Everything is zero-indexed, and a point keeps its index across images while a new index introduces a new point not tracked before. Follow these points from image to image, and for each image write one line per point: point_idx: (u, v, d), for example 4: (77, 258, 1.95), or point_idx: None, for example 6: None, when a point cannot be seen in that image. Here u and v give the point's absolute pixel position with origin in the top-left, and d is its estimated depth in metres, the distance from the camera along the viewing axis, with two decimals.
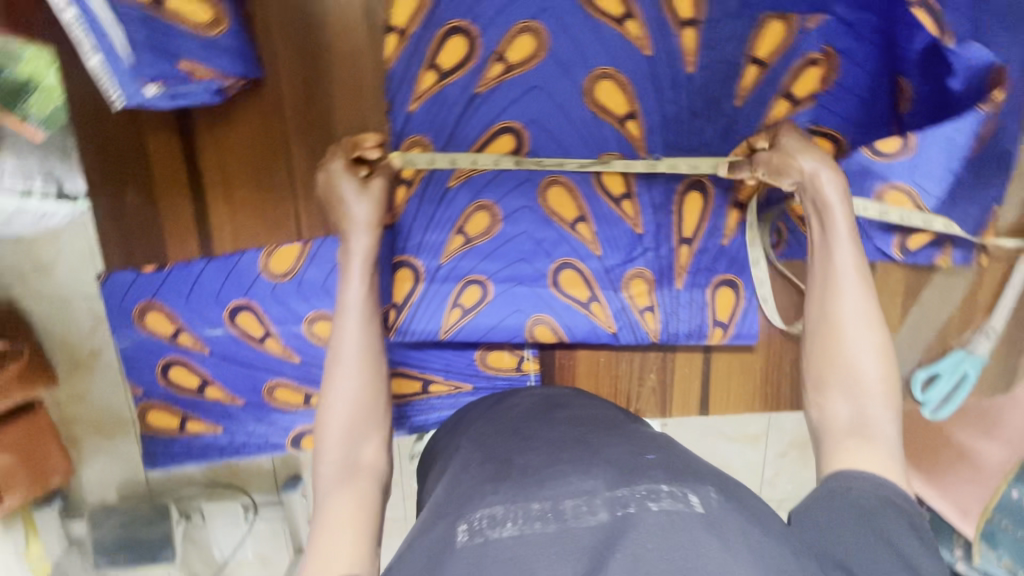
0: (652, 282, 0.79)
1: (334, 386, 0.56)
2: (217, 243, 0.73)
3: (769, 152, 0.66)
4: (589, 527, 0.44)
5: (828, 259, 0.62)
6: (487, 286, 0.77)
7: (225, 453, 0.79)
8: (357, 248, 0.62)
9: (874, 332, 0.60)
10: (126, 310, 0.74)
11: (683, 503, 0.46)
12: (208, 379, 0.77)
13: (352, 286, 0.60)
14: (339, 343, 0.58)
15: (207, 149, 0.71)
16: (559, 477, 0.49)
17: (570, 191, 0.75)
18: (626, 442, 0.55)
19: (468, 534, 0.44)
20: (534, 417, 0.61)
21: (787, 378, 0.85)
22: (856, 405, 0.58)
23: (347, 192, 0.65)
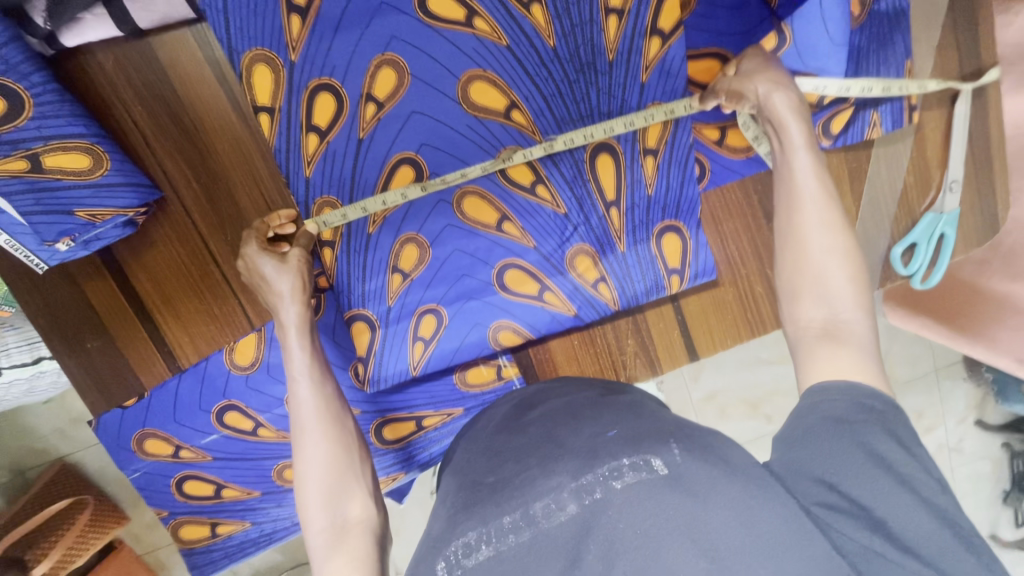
0: (594, 254, 0.78)
1: (303, 455, 0.58)
2: (182, 357, 0.78)
3: (731, 79, 0.69)
4: (560, 524, 0.44)
5: (785, 169, 0.63)
6: (440, 311, 0.79)
7: (261, 543, 0.87)
8: (290, 319, 0.66)
9: (837, 233, 0.58)
10: (125, 447, 0.80)
11: (647, 472, 0.44)
12: (222, 483, 0.83)
13: (297, 357, 0.64)
14: (297, 414, 0.60)
15: (140, 277, 0.74)
16: (526, 484, 0.48)
17: (484, 197, 0.76)
18: (590, 424, 0.53)
19: (447, 571, 0.45)
20: (509, 428, 0.60)
21: (763, 300, 0.83)
22: (831, 310, 0.56)
23: (267, 270, 0.68)
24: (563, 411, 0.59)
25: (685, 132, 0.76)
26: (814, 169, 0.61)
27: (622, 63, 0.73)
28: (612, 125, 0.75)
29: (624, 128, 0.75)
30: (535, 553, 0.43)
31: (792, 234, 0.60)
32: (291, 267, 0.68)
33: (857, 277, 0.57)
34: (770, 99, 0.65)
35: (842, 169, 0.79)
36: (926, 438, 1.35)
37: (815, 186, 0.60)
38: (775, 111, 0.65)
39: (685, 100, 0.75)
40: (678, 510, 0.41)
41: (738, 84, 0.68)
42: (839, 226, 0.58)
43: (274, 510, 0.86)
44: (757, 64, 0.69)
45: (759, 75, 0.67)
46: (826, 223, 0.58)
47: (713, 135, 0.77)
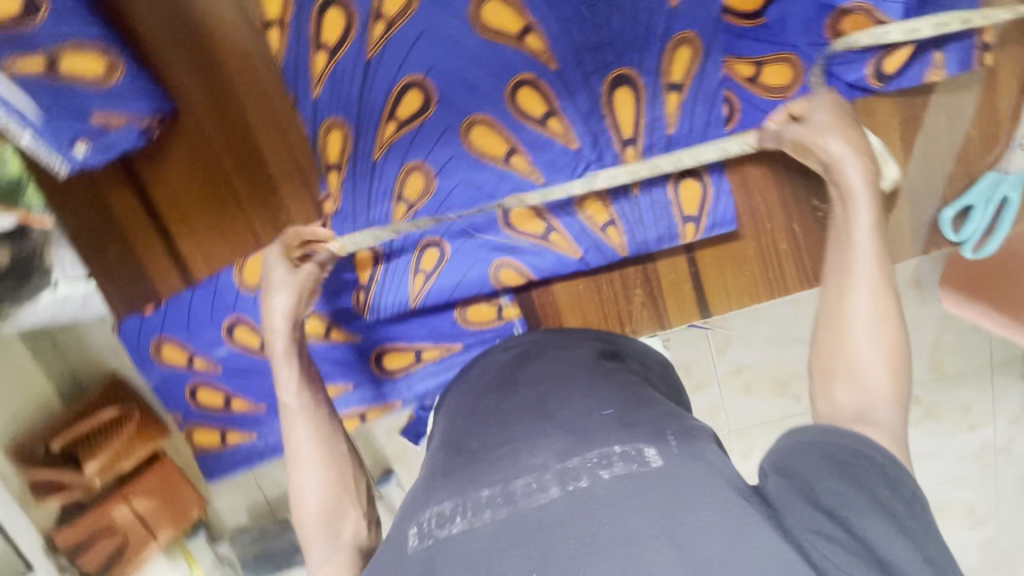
0: (606, 196, 0.75)
1: (298, 473, 0.60)
2: (196, 270, 0.81)
3: (803, 129, 0.65)
4: (539, 506, 0.42)
5: (843, 242, 0.59)
6: (443, 245, 0.78)
7: (265, 455, 0.90)
8: (284, 337, 0.67)
9: (889, 326, 0.55)
10: (145, 353, 0.85)
11: (640, 464, 0.43)
12: (231, 394, 0.87)
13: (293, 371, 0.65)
14: (292, 432, 0.62)
15: (158, 191, 0.77)
16: (510, 454, 0.48)
17: (492, 127, 0.72)
18: (581, 395, 0.53)
19: (418, 537, 0.45)
20: (500, 384, 0.60)
21: (787, 256, 0.77)
22: (865, 400, 0.52)
23: (271, 281, 0.69)
24: (557, 373, 0.58)
25: (715, 66, 0.69)
26: (876, 252, 0.57)
27: None
28: (657, 163, 0.71)
29: (670, 167, 0.71)
30: (507, 532, 0.41)
31: (835, 317, 0.57)
32: (296, 280, 0.69)
33: (898, 373, 0.53)
34: (841, 164, 0.61)
35: (897, 126, 0.71)
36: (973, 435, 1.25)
37: (873, 276, 0.57)
38: (845, 178, 0.61)
39: (738, 138, 0.70)
40: (662, 497, 0.40)
41: (809, 135, 0.64)
42: (892, 318, 0.55)
43: (278, 425, 0.89)
44: (828, 116, 0.65)
45: (833, 130, 0.62)
46: (879, 313, 0.55)
47: (748, 71, 0.69)
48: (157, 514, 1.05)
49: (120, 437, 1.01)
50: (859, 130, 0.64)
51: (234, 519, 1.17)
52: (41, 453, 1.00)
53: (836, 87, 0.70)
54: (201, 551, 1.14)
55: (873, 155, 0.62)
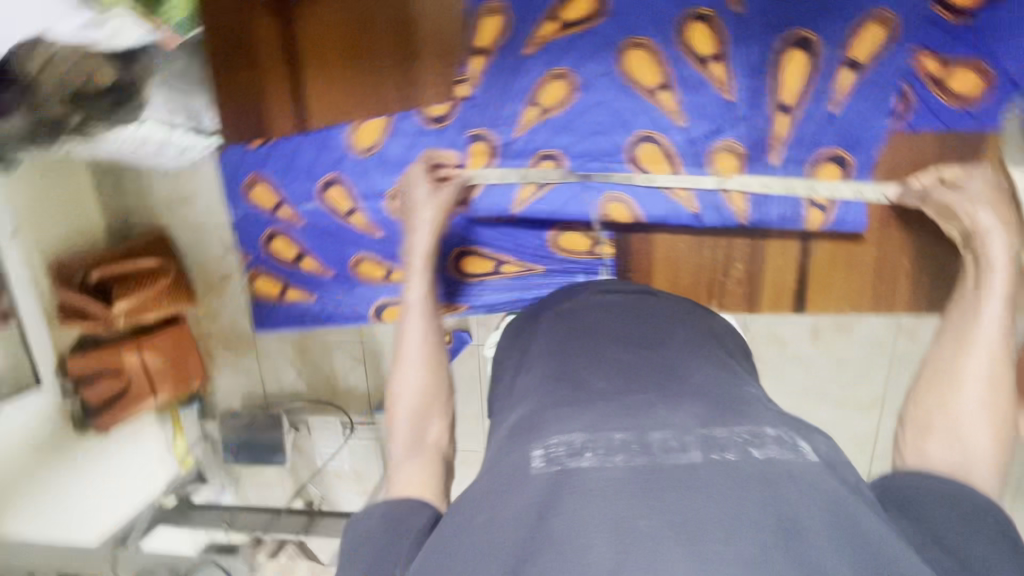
0: (743, 157, 0.72)
1: (402, 366, 0.68)
2: (312, 119, 0.81)
3: (950, 190, 0.65)
4: (679, 464, 0.42)
5: (969, 313, 0.60)
6: (563, 161, 0.76)
7: (317, 320, 0.91)
8: (420, 247, 0.73)
9: (1001, 397, 0.55)
10: (238, 184, 0.86)
11: (797, 454, 0.44)
12: (303, 251, 0.87)
13: (419, 284, 0.72)
14: (405, 329, 0.70)
15: (303, 31, 0.78)
16: (645, 409, 0.49)
17: (654, 54, 0.70)
18: (702, 367, 0.56)
19: (545, 460, 0.45)
20: (629, 336, 0.61)
21: (903, 274, 0.75)
22: (961, 457, 0.52)
23: (418, 198, 0.75)
24: (682, 345, 0.60)
25: (904, 54, 0.65)
26: (1003, 328, 0.57)
27: None
28: (793, 187, 0.71)
29: (827, 192, 0.70)
30: (647, 480, 0.41)
31: (944, 376, 0.58)
32: (438, 199, 0.74)
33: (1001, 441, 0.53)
34: (987, 235, 0.62)
35: None
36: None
37: (994, 349, 0.57)
38: (988, 251, 0.61)
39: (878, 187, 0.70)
40: (818, 492, 0.41)
41: (959, 202, 0.65)
42: (1003, 392, 0.55)
43: (340, 296, 0.89)
44: (985, 186, 0.64)
45: (988, 204, 0.63)
46: (991, 383, 0.55)
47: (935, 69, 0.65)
48: (161, 375, 1.09)
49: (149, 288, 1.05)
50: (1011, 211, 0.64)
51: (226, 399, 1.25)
52: (74, 277, 1.03)
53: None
54: (189, 418, 1.23)
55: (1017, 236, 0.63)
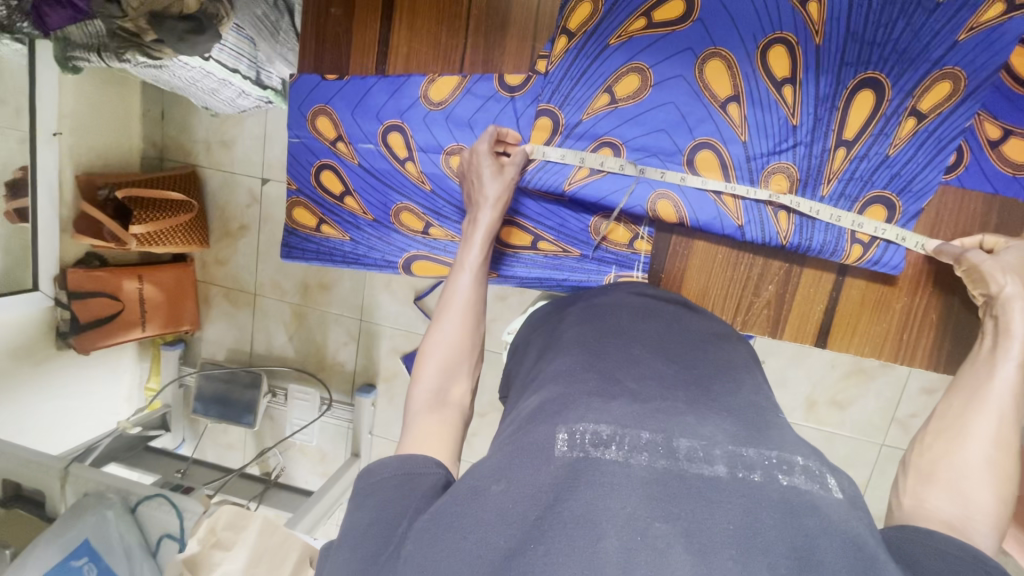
0: (795, 181, 0.74)
1: (439, 326, 0.69)
2: (391, 65, 0.84)
3: (982, 257, 0.64)
4: (701, 476, 0.38)
5: (983, 372, 0.58)
6: (620, 151, 0.78)
7: (347, 260, 0.91)
8: (483, 220, 0.75)
9: (1009, 458, 0.53)
10: (303, 113, 0.88)
11: (822, 487, 0.39)
12: (349, 189, 0.88)
13: (472, 252, 0.73)
14: (451, 294, 0.71)
15: None
16: (672, 414, 0.44)
17: (729, 67, 0.73)
18: (747, 389, 0.52)
19: (568, 445, 0.40)
20: (657, 342, 0.57)
21: (927, 336, 0.75)
22: (963, 510, 0.50)
23: (484, 172, 0.76)
24: (719, 360, 0.56)
25: (966, 113, 0.68)
26: (1017, 390, 0.56)
27: (949, 9, 0.67)
28: (839, 216, 0.73)
29: (873, 231, 0.72)
30: (667, 486, 0.37)
31: (950, 432, 0.56)
32: (505, 177, 0.76)
33: (1005, 502, 0.50)
34: (1008, 303, 0.60)
35: None
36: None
37: (1006, 410, 0.55)
38: (1009, 318, 0.59)
39: (918, 236, 0.72)
40: (845, 530, 0.36)
41: (990, 267, 0.63)
42: (1011, 452, 0.53)
43: (373, 240, 0.90)
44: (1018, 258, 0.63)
45: (1017, 274, 0.61)
46: (999, 443, 0.54)
47: (991, 134, 0.69)
48: (158, 306, 1.41)
49: (170, 219, 1.32)
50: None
51: (214, 348, 1.54)
52: (99, 193, 1.33)
53: None
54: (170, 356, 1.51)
55: None
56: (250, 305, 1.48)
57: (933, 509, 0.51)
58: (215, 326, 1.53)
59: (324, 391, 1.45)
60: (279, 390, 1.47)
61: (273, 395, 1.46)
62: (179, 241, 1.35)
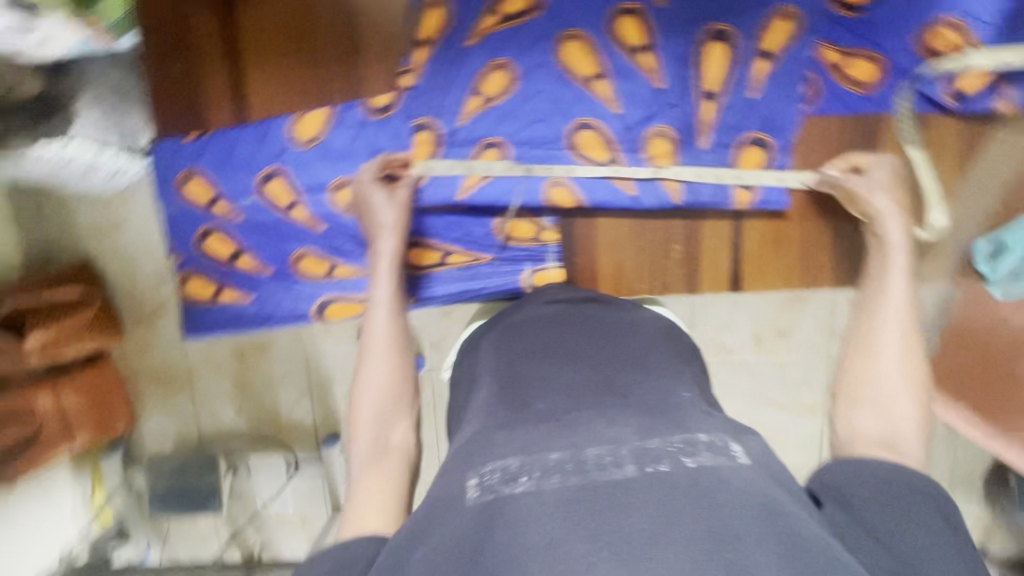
0: (674, 142, 0.76)
1: (364, 373, 0.64)
2: (251, 110, 0.79)
3: (855, 179, 0.66)
4: (612, 480, 0.39)
5: (878, 289, 0.58)
6: (505, 149, 0.78)
7: (257, 321, 0.86)
8: (386, 250, 0.71)
9: (915, 362, 0.53)
10: (169, 180, 0.82)
11: (727, 457, 0.41)
12: (241, 249, 0.84)
13: (381, 286, 0.69)
14: (369, 334, 0.66)
15: (246, 21, 0.78)
16: (580, 423, 0.46)
17: (588, 48, 0.74)
18: (654, 373, 0.54)
19: (479, 490, 0.41)
20: (569, 347, 0.58)
21: (826, 264, 0.80)
22: (892, 427, 0.50)
23: (376, 200, 0.73)
24: (631, 348, 0.57)
25: (807, 46, 0.72)
26: (909, 299, 0.56)
27: None
28: (721, 175, 0.75)
29: (760, 181, 0.75)
30: (581, 501, 0.37)
31: (861, 347, 0.55)
32: (398, 201, 0.73)
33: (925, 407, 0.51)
34: (883, 216, 0.61)
35: (947, 159, 0.75)
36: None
37: (903, 315, 0.55)
38: (885, 230, 0.61)
39: (798, 175, 0.74)
40: (752, 494, 0.38)
41: (863, 186, 0.65)
42: (918, 355, 0.53)
43: (279, 295, 0.85)
44: (888, 175, 0.66)
45: (886, 189, 0.64)
46: (907, 348, 0.54)
47: (834, 58, 0.73)
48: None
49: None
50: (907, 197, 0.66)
51: None
52: None
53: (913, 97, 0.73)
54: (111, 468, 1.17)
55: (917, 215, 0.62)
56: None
57: (864, 431, 0.50)
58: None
59: (286, 455, 1.21)
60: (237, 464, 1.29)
61: (234, 472, 1.21)
62: (97, 340, 1.07)
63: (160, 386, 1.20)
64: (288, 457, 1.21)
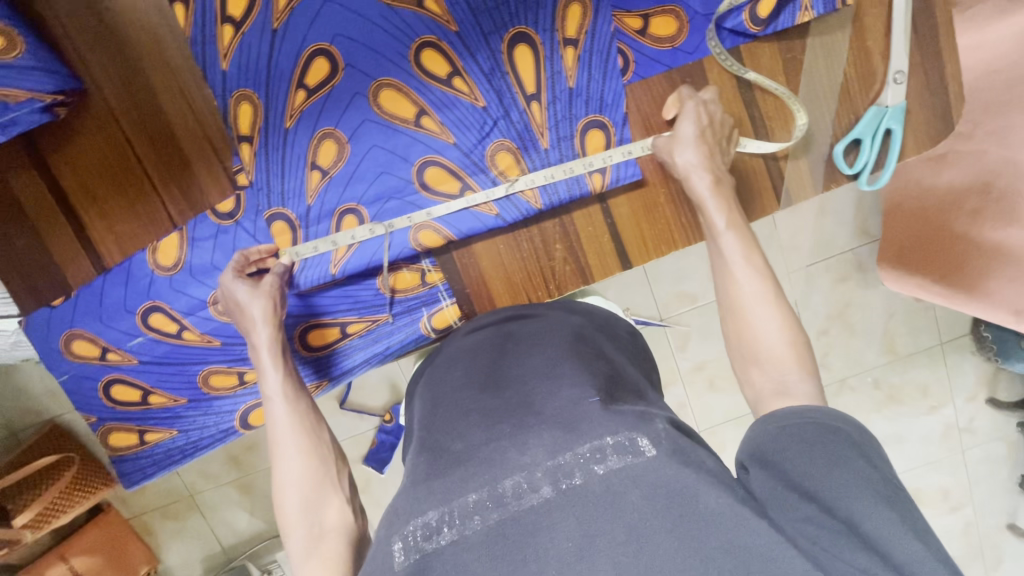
0: (517, 151, 0.76)
1: (280, 468, 0.66)
2: (107, 256, 0.78)
3: (664, 141, 0.73)
4: (531, 506, 0.45)
5: (713, 249, 0.67)
6: (362, 212, 0.77)
7: (188, 452, 0.86)
8: (262, 341, 0.72)
9: (770, 308, 0.61)
10: (54, 347, 0.81)
11: (634, 455, 0.46)
12: (148, 388, 0.83)
13: (271, 379, 0.70)
14: (274, 429, 0.68)
15: (64, 172, 0.76)
16: (498, 454, 0.49)
17: (401, 91, 0.74)
18: (568, 384, 0.54)
19: (404, 552, 0.44)
20: (487, 379, 0.59)
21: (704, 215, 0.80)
22: (782, 377, 0.58)
23: (240, 295, 0.72)
24: (542, 364, 0.59)
25: (606, 21, 0.73)
26: (742, 248, 0.65)
27: None
28: (571, 167, 0.76)
29: (604, 163, 0.76)
30: (500, 538, 0.44)
31: (730, 307, 0.63)
32: (262, 289, 0.73)
33: (797, 343, 0.60)
34: (689, 178, 0.69)
35: (775, 78, 0.76)
36: (936, 417, 1.30)
37: (746, 269, 0.63)
38: (694, 190, 0.69)
39: (640, 142, 0.77)
40: (659, 485, 0.44)
41: (669, 150, 0.72)
42: (770, 298, 0.62)
43: (200, 419, 0.85)
44: (694, 128, 0.71)
45: (692, 144, 0.70)
46: (757, 297, 0.62)
47: (635, 22, 0.74)
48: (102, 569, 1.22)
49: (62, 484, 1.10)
50: (717, 146, 0.72)
51: None
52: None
53: (720, 33, 0.74)
54: None
55: (719, 168, 0.70)
56: (195, 510, 1.31)
57: None
58: (175, 549, 1.34)
59: None
60: (272, 564, 1.35)
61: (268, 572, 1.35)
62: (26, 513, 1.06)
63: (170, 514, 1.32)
64: None
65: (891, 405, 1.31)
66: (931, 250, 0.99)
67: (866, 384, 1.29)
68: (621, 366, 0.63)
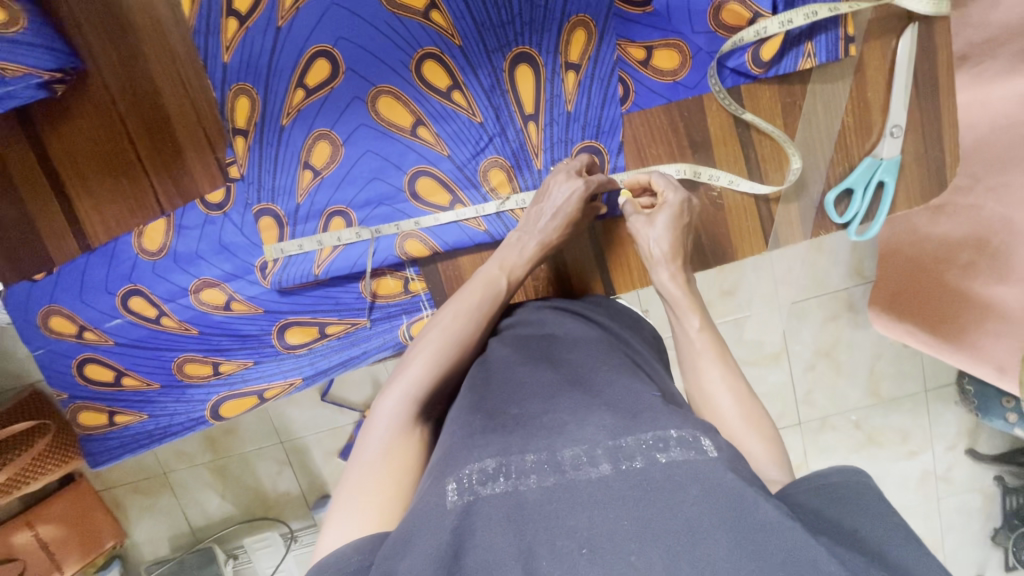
0: (510, 169, 0.77)
1: (429, 352, 0.60)
2: (92, 236, 0.78)
3: (643, 219, 0.70)
4: (589, 480, 0.39)
5: (682, 334, 0.65)
6: (350, 215, 0.78)
7: (156, 437, 0.86)
8: (542, 221, 0.70)
9: (744, 405, 0.58)
10: (33, 320, 0.81)
11: (698, 452, 0.39)
12: (122, 370, 0.83)
13: (513, 254, 0.69)
14: (455, 318, 0.63)
15: (56, 149, 0.76)
16: (555, 425, 0.45)
17: (399, 99, 0.74)
18: (626, 377, 0.50)
19: (458, 493, 0.40)
20: (539, 356, 0.57)
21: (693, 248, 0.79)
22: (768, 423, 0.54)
23: (556, 178, 0.70)
24: (595, 352, 0.57)
25: (609, 48, 0.73)
26: (711, 341, 0.63)
27: None
28: None
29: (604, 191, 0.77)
30: (554, 502, 0.39)
31: (706, 407, 0.59)
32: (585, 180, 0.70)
33: (769, 440, 0.55)
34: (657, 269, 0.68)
35: (772, 120, 0.77)
36: (912, 462, 1.26)
37: (716, 365, 0.61)
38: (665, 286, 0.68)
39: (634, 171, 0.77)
40: (725, 488, 0.37)
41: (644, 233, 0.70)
42: (747, 398, 0.58)
43: (172, 405, 0.84)
44: (671, 223, 0.69)
45: (667, 236, 0.68)
46: (736, 394, 0.59)
47: (638, 53, 0.74)
48: (67, 540, 1.13)
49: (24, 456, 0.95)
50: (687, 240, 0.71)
51: None
52: None
53: (721, 74, 0.75)
54: None
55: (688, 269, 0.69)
56: (166, 488, 1.27)
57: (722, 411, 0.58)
58: (144, 524, 1.29)
59: (281, 526, 1.29)
60: (238, 549, 1.30)
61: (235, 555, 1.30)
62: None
63: (133, 494, 1.28)
64: (282, 527, 1.29)
65: (870, 447, 1.27)
66: (919, 299, 0.90)
67: (848, 424, 1.25)
68: (659, 373, 0.58)
